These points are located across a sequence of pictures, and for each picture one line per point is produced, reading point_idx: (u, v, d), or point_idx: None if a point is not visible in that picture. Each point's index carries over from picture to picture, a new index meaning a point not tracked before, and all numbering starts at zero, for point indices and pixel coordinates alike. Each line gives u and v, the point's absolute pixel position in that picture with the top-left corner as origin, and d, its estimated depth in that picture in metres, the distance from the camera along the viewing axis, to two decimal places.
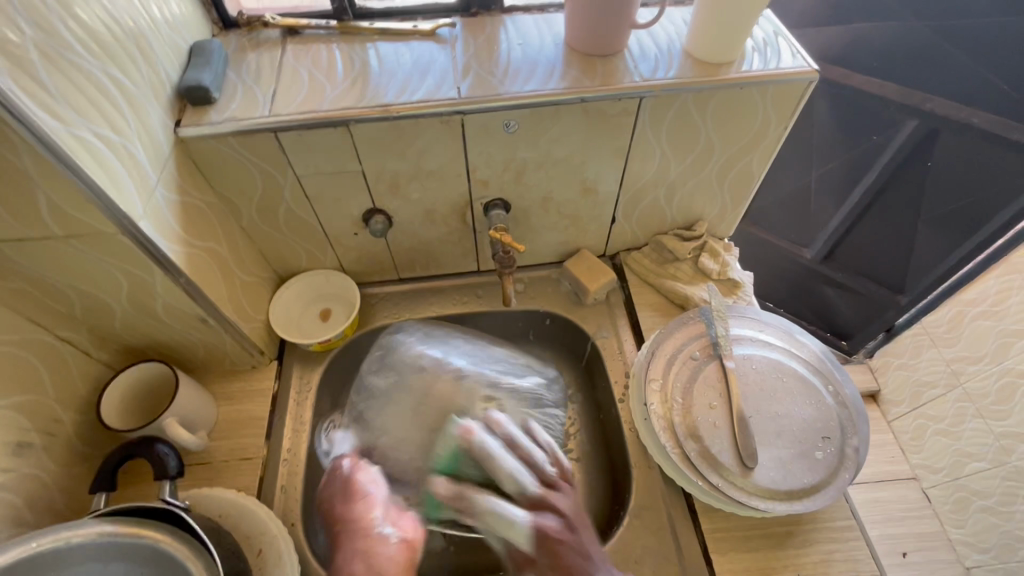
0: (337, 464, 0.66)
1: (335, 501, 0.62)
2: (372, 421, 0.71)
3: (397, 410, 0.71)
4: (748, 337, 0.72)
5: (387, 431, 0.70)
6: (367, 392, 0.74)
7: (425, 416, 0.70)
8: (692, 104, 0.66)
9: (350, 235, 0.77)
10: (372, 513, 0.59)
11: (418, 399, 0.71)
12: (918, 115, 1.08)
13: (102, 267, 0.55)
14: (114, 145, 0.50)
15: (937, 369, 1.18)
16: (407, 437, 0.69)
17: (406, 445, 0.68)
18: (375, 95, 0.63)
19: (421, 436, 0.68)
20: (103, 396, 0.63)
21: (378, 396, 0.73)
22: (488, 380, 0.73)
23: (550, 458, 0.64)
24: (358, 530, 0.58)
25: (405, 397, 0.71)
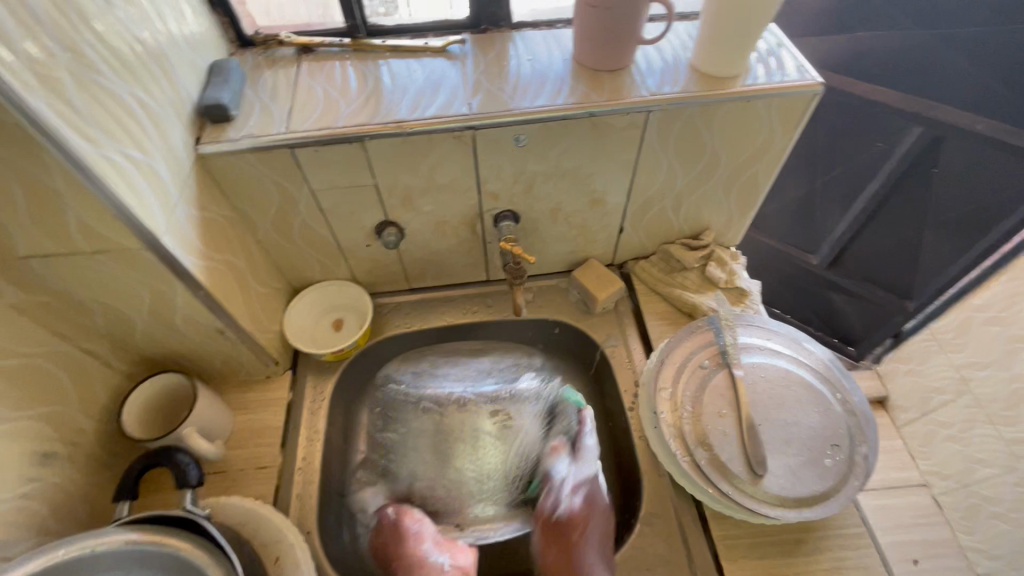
0: (381, 513, 0.68)
1: (387, 543, 0.65)
2: (417, 463, 0.75)
3: (410, 455, 0.76)
4: (756, 346, 0.72)
5: (405, 477, 0.74)
6: (388, 445, 0.77)
7: (433, 449, 0.75)
8: (697, 117, 0.67)
9: (363, 246, 0.79)
10: (423, 546, 0.63)
11: (428, 435, 0.77)
12: (923, 122, 1.09)
13: (127, 281, 0.57)
14: (139, 164, 0.52)
15: (945, 375, 1.17)
16: (425, 473, 0.74)
17: (432, 480, 0.74)
18: (388, 111, 0.65)
19: (438, 467, 0.75)
20: (133, 392, 0.66)
21: (394, 445, 0.77)
22: (488, 398, 0.79)
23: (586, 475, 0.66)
24: (412, 568, 0.61)
25: (410, 441, 0.77)
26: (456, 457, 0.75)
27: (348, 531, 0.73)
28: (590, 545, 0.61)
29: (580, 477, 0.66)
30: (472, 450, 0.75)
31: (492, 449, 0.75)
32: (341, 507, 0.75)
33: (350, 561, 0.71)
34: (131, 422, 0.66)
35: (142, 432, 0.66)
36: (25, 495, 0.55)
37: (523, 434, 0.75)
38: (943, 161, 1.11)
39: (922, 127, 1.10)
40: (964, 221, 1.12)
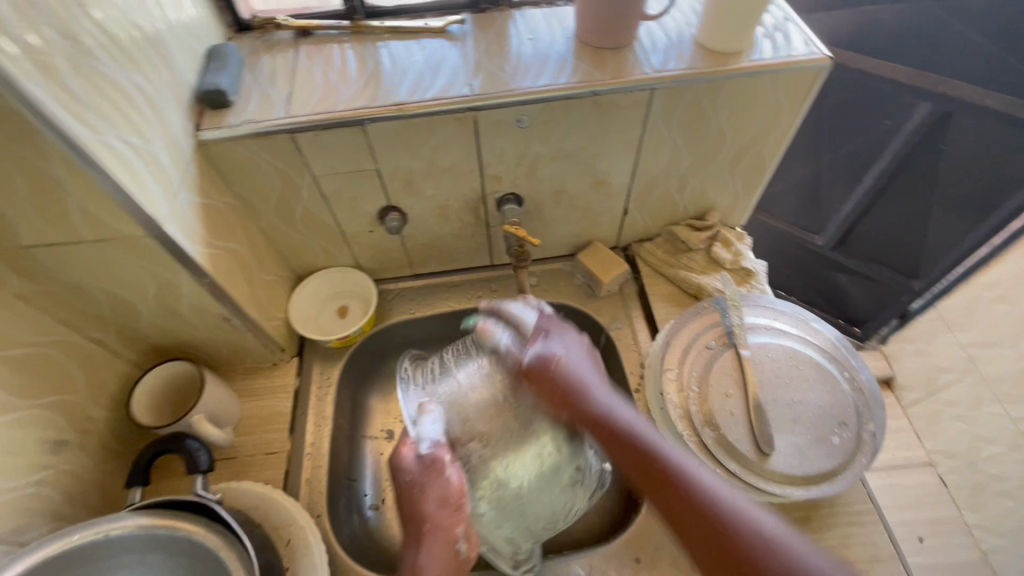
0: (439, 455, 0.56)
1: (427, 491, 0.55)
2: (487, 429, 0.57)
3: (483, 407, 0.57)
4: (763, 325, 0.72)
5: (472, 420, 0.57)
6: (479, 390, 0.58)
7: (511, 418, 0.57)
8: (702, 95, 0.66)
9: (366, 233, 0.79)
10: (457, 528, 0.54)
11: (512, 420, 0.57)
12: (931, 98, 1.08)
13: (129, 269, 0.57)
14: (138, 150, 0.52)
15: (953, 354, 1.18)
16: (501, 445, 0.57)
17: (494, 452, 0.57)
18: (388, 93, 0.64)
19: (504, 441, 0.57)
20: (145, 374, 0.67)
21: (484, 401, 0.57)
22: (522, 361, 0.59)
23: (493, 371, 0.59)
24: (439, 541, 0.54)
25: (493, 398, 0.57)
26: (523, 453, 0.57)
27: (357, 515, 0.74)
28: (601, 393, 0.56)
29: (528, 351, 0.58)
30: (536, 459, 0.57)
31: (562, 471, 0.59)
32: (350, 491, 0.76)
33: (361, 544, 0.72)
34: (140, 407, 0.66)
35: (148, 419, 0.66)
36: (39, 482, 0.56)
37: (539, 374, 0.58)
38: (951, 138, 1.10)
39: (932, 103, 1.09)
40: (970, 199, 1.11)
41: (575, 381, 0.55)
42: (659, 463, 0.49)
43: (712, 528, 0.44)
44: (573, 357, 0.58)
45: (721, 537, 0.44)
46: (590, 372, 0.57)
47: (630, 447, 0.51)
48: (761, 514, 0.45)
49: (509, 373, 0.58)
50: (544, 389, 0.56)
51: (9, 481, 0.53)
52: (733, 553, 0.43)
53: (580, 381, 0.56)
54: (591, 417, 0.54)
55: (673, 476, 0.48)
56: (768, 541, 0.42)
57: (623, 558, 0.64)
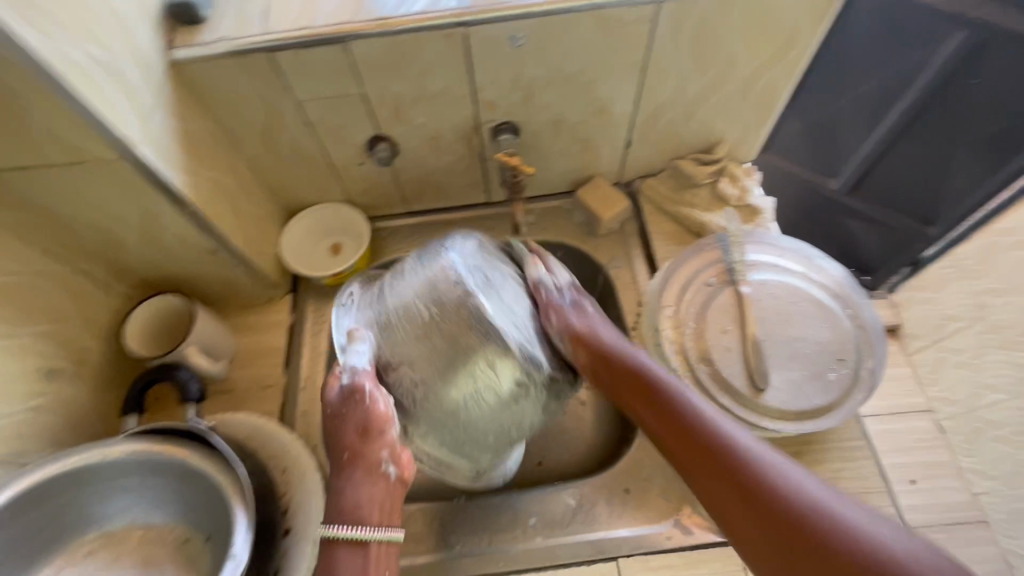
0: (358, 383, 0.53)
1: (349, 421, 0.55)
2: (417, 354, 0.53)
3: (413, 327, 0.54)
4: (766, 262, 0.69)
5: (402, 345, 0.54)
6: (410, 311, 0.54)
7: (438, 342, 0.53)
8: (713, 10, 0.61)
9: (356, 165, 0.75)
10: (382, 452, 0.55)
11: (442, 344, 0.53)
12: (967, 27, 1.05)
13: (106, 197, 0.55)
14: (105, 67, 0.48)
15: (960, 300, 1.04)
16: (426, 373, 0.53)
17: (423, 382, 0.54)
18: (372, 7, 0.59)
19: (433, 368, 0.53)
20: (142, 303, 0.67)
21: (415, 324, 0.54)
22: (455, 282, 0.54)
23: (435, 302, 0.54)
24: (360, 467, 0.55)
25: (420, 322, 0.54)
26: (455, 377, 0.53)
27: None
28: (626, 345, 0.61)
29: (568, 296, 0.62)
30: (470, 383, 0.53)
31: (500, 396, 0.54)
32: None
33: None
34: (133, 336, 0.66)
35: (140, 348, 0.66)
36: (36, 408, 0.57)
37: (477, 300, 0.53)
38: (983, 71, 1.08)
39: (966, 31, 1.06)
40: (997, 140, 1.11)
41: (592, 328, 0.61)
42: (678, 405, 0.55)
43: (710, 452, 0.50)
44: (597, 319, 0.63)
45: (747, 472, 0.48)
46: (610, 331, 0.63)
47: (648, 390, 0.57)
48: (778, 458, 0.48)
49: (456, 315, 0.53)
50: (597, 360, 0.60)
51: (5, 406, 0.54)
52: (732, 469, 0.48)
53: (598, 333, 0.61)
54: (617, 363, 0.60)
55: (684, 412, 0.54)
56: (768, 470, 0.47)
57: (612, 489, 0.65)
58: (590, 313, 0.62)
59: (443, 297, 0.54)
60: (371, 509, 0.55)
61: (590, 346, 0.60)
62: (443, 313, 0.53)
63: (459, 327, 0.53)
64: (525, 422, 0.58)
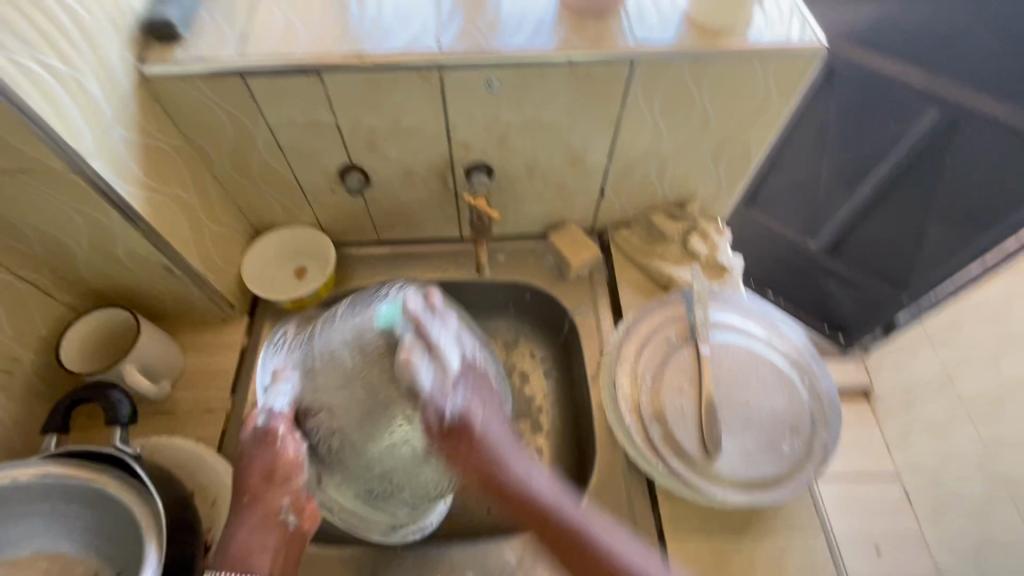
0: (274, 426, 0.53)
1: (254, 464, 0.53)
2: (337, 404, 0.55)
3: (336, 374, 0.55)
4: (727, 323, 0.69)
5: (324, 391, 0.55)
6: (333, 357, 0.56)
7: (360, 393, 0.55)
8: (687, 73, 0.62)
9: (327, 191, 0.75)
10: (282, 499, 0.54)
11: (364, 394, 0.55)
12: (939, 105, 1.10)
13: (54, 205, 0.54)
14: (60, 76, 0.47)
15: (932, 369, 1.19)
16: (349, 423, 0.55)
17: (342, 431, 0.55)
18: (352, 41, 0.60)
19: (355, 417, 0.55)
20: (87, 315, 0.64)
21: (338, 370, 0.55)
22: (381, 334, 0.55)
23: (359, 351, 0.55)
24: (257, 512, 0.53)
25: (343, 371, 0.55)
26: (377, 429, 0.56)
27: None
28: (521, 459, 0.52)
29: (453, 403, 0.52)
30: (389, 435, 0.57)
31: (418, 452, 0.58)
32: None
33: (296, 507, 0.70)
34: (71, 346, 0.63)
35: (76, 357, 0.64)
36: None
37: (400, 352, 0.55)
38: (956, 149, 1.11)
39: (940, 110, 1.11)
40: (965, 216, 1.13)
41: (495, 461, 0.51)
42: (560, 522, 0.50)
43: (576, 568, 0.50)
44: (492, 414, 0.55)
45: None
46: (506, 439, 0.53)
47: (540, 518, 0.51)
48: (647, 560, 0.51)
49: (379, 370, 0.55)
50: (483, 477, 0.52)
51: None
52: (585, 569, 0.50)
53: (500, 454, 0.52)
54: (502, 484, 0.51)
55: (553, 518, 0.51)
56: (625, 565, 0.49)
57: None
58: (481, 420, 0.53)
59: (371, 346, 0.55)
60: (262, 557, 0.52)
61: (475, 446, 0.52)
62: (364, 367, 0.55)
63: (382, 384, 0.55)
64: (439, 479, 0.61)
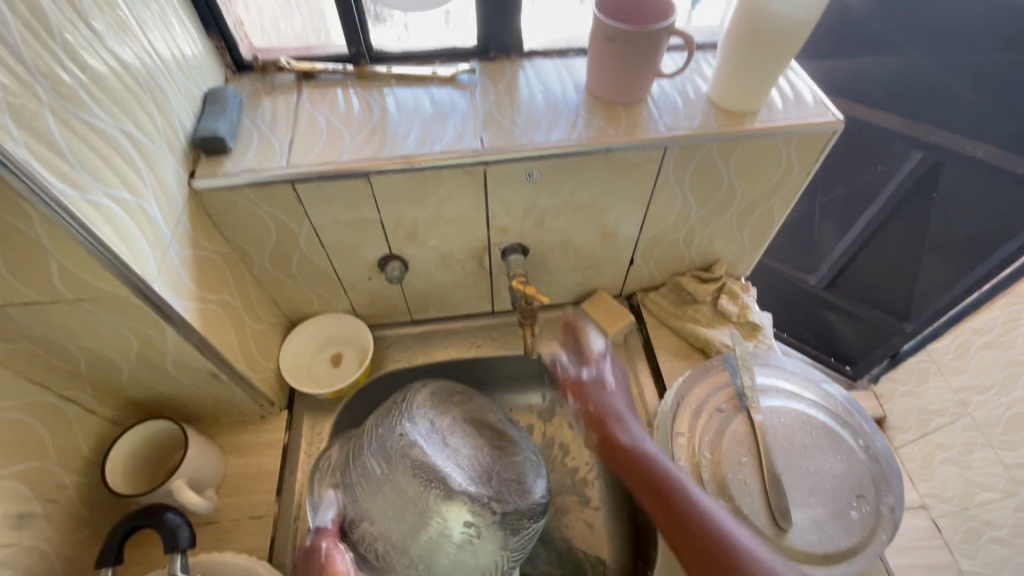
0: (315, 543, 0.53)
1: None
2: (377, 512, 0.59)
3: (371, 486, 0.60)
4: (774, 387, 0.70)
5: (364, 503, 0.59)
6: (363, 471, 0.61)
7: (392, 497, 0.59)
8: (716, 153, 0.65)
9: (364, 280, 0.75)
10: None
11: (397, 494, 0.59)
12: (923, 148, 1.12)
13: (109, 327, 0.52)
14: (128, 207, 0.48)
15: (944, 398, 1.24)
16: (389, 526, 0.58)
17: (381, 536, 0.58)
18: (395, 144, 0.62)
19: (392, 521, 0.58)
20: (140, 424, 0.63)
21: (368, 481, 0.60)
22: (406, 440, 0.62)
23: (385, 459, 0.61)
24: None
25: (377, 480, 0.60)
26: (414, 528, 0.58)
27: None
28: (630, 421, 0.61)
29: (587, 370, 0.66)
30: (427, 530, 0.58)
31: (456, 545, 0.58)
32: None
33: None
34: (118, 460, 0.61)
35: (121, 474, 0.61)
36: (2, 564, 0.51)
37: (424, 454, 0.61)
38: (943, 187, 1.14)
39: (923, 151, 1.13)
40: (963, 246, 1.15)
41: (608, 414, 0.61)
42: (674, 492, 0.53)
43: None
44: (617, 389, 0.64)
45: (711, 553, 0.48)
46: (621, 399, 0.63)
47: (641, 474, 0.55)
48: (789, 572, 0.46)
49: (405, 473, 0.60)
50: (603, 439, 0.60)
51: None
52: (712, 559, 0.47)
53: (614, 409, 0.62)
54: (618, 443, 0.59)
55: (670, 487, 0.53)
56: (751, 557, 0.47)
57: None
58: (608, 381, 0.64)
59: (397, 449, 0.61)
60: None
61: (600, 400, 0.62)
62: (397, 473, 0.60)
63: (414, 483, 0.59)
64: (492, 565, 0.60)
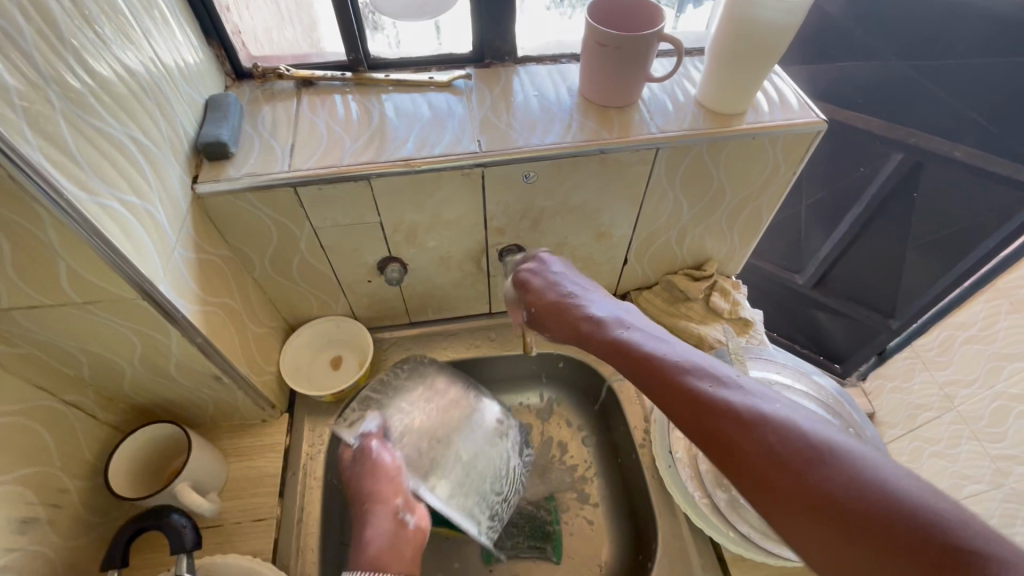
0: (366, 443, 0.65)
1: (361, 479, 0.63)
2: (417, 421, 0.70)
3: (411, 401, 0.71)
4: (766, 380, 0.72)
5: (403, 415, 0.69)
6: (402, 391, 0.72)
7: (432, 408, 0.71)
8: (705, 153, 0.67)
9: (364, 282, 0.76)
10: (396, 498, 0.62)
11: (436, 406, 0.72)
12: (904, 149, 1.15)
13: (114, 329, 0.53)
14: (135, 209, 0.48)
15: (930, 392, 1.27)
16: (430, 430, 0.69)
17: (423, 438, 0.68)
18: (394, 148, 0.63)
19: (432, 425, 0.70)
20: (144, 426, 0.64)
21: (408, 398, 0.71)
22: (440, 370, 0.76)
23: (423, 383, 0.73)
24: (378, 512, 0.60)
25: (417, 396, 0.72)
26: (453, 430, 0.70)
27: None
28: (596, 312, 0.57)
29: (543, 293, 0.62)
30: (463, 433, 0.70)
31: (488, 445, 0.71)
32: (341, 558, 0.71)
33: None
34: (121, 461, 0.61)
35: (122, 476, 0.61)
36: (6, 569, 0.50)
37: (455, 380, 0.75)
38: (925, 188, 1.16)
39: (903, 152, 1.15)
40: (944, 243, 1.18)
41: (574, 317, 0.58)
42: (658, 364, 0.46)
43: (740, 462, 0.38)
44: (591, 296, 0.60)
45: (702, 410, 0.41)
46: (596, 303, 0.59)
47: (628, 357, 0.49)
48: (838, 435, 0.37)
49: (441, 392, 0.73)
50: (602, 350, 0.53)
51: None
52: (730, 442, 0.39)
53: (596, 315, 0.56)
54: (597, 337, 0.54)
55: (652, 362, 0.47)
56: (782, 425, 0.38)
57: None
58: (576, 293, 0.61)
59: (430, 376, 0.74)
60: (389, 552, 0.57)
61: (560, 311, 0.59)
62: (433, 391, 0.73)
63: (450, 399, 0.73)
64: (511, 469, 0.71)
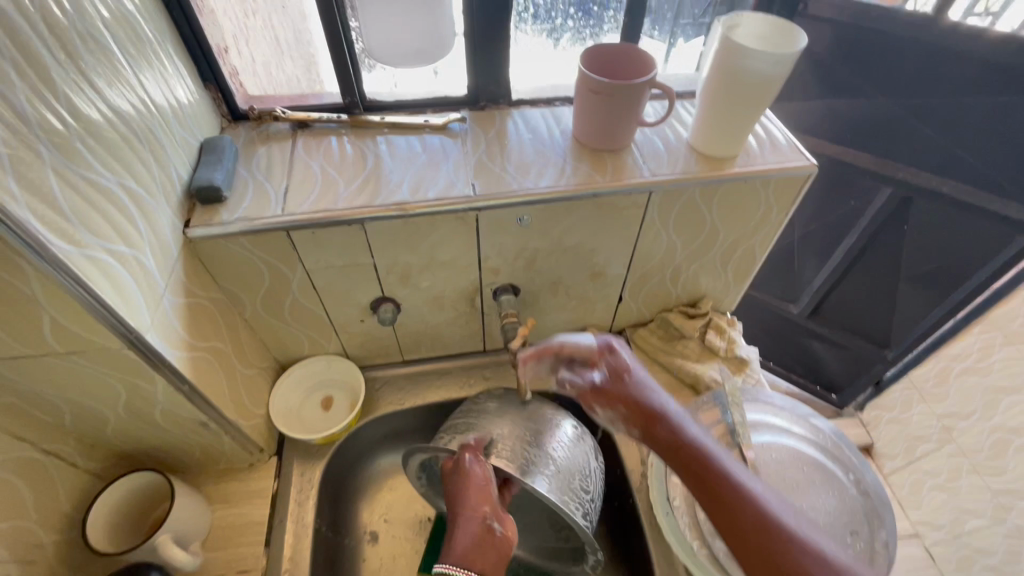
0: (462, 454, 0.61)
1: (461, 488, 0.58)
2: (507, 429, 0.63)
3: (496, 413, 0.66)
4: (764, 423, 0.71)
5: (494, 426, 0.64)
6: (486, 410, 0.67)
7: (519, 416, 0.65)
8: (698, 197, 0.68)
9: (357, 322, 0.75)
10: (485, 506, 0.57)
11: (521, 414, 0.66)
12: (893, 184, 1.16)
13: (99, 377, 0.52)
14: (125, 259, 0.48)
15: (929, 423, 1.28)
16: (520, 435, 0.63)
17: (517, 444, 0.62)
18: (389, 192, 0.63)
19: (523, 430, 0.63)
20: (127, 475, 0.62)
21: (492, 412, 0.66)
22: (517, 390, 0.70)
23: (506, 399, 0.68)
24: (467, 519, 0.57)
25: (501, 410, 0.66)
26: (543, 434, 0.63)
27: None
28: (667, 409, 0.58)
29: (597, 374, 0.63)
30: (553, 436, 0.64)
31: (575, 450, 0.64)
32: None
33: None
34: (101, 511, 0.59)
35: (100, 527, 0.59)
36: None
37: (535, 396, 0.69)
38: (914, 222, 1.18)
39: (891, 187, 1.17)
40: (936, 276, 1.19)
41: (642, 408, 0.59)
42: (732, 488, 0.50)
43: None
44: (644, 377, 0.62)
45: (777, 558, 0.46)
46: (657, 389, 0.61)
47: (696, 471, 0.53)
48: None
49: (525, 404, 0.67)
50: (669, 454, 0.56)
51: None
52: None
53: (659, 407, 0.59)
54: (660, 435, 0.57)
55: (727, 484, 0.51)
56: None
57: None
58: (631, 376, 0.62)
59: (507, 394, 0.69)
60: (477, 558, 0.54)
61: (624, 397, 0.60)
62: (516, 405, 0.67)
63: (534, 409, 0.67)
64: (592, 470, 0.65)
